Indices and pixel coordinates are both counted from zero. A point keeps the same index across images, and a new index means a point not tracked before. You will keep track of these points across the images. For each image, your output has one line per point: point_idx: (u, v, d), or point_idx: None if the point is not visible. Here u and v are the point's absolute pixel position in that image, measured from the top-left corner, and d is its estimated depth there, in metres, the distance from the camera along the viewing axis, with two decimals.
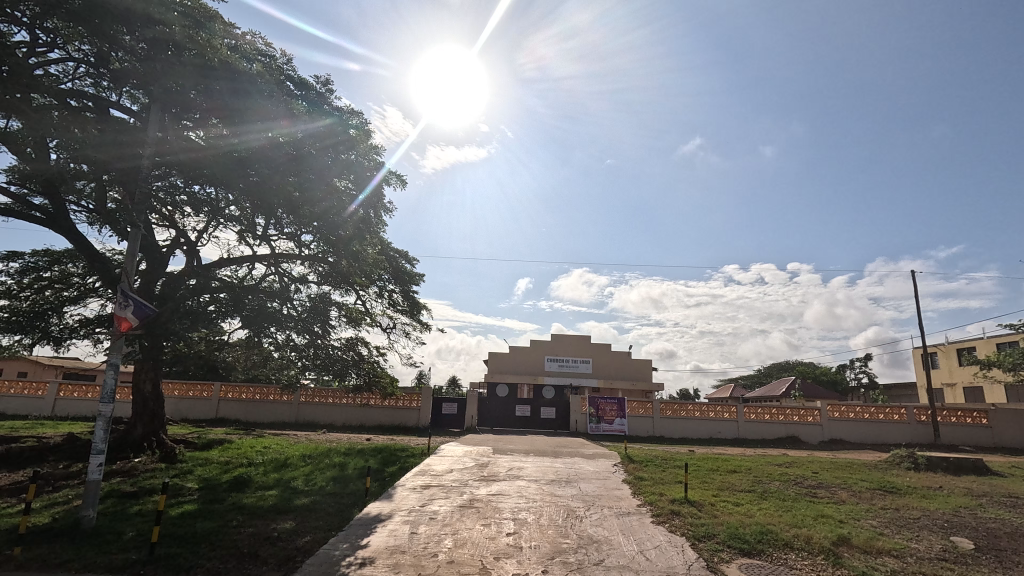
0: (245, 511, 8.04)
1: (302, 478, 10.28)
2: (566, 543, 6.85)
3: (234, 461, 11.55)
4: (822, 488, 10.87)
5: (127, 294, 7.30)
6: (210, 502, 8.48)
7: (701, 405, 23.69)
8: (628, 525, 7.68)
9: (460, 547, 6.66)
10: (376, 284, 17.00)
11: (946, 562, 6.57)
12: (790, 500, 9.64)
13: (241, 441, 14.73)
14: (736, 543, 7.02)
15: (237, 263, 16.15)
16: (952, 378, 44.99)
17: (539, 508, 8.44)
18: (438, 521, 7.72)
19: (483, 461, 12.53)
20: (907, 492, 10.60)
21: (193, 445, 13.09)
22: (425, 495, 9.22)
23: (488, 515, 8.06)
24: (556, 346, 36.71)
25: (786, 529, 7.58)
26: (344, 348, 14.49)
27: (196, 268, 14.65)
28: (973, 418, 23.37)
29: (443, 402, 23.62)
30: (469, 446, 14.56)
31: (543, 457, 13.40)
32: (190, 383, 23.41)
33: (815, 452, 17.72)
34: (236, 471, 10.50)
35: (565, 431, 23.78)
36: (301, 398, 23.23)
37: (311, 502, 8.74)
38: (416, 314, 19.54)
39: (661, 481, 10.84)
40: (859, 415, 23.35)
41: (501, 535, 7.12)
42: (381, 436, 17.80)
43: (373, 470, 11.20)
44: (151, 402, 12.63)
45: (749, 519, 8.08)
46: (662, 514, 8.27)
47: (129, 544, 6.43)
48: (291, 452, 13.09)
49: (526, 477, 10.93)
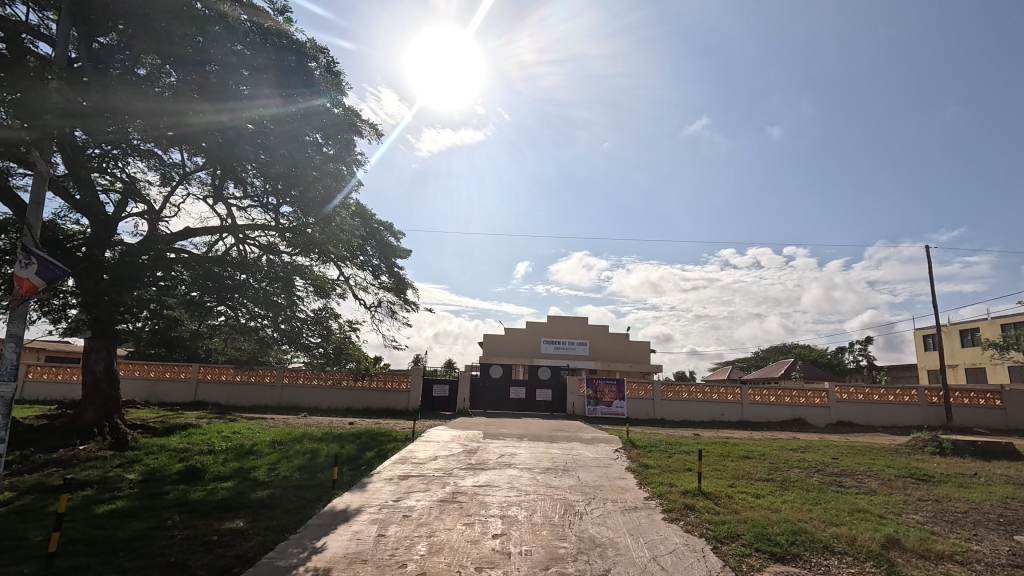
0: (187, 507, 6.79)
1: (265, 468, 9.08)
2: (564, 548, 5.67)
3: (193, 448, 10.37)
4: (848, 476, 9.80)
5: (30, 250, 6.01)
6: (149, 497, 7.25)
7: (703, 387, 22.67)
8: (636, 523, 6.51)
9: (435, 554, 5.48)
10: (357, 257, 15.73)
11: (1021, 569, 5.44)
12: (816, 491, 8.51)
13: (209, 425, 13.53)
14: (766, 546, 5.87)
15: (206, 233, 14.88)
16: (953, 360, 44.30)
17: (532, 503, 7.27)
18: (413, 520, 6.53)
19: (472, 447, 11.37)
20: (942, 480, 9.56)
21: (153, 430, 11.89)
22: (401, 486, 8.03)
23: (471, 512, 6.89)
24: (554, 328, 35.63)
25: (822, 528, 6.44)
26: (318, 323, 13.36)
27: (154, 237, 13.42)
28: (986, 400, 22.44)
29: (434, 384, 22.49)
30: (458, 430, 13.43)
31: (538, 442, 12.26)
32: (167, 364, 22.20)
33: (828, 435, 16.70)
34: (191, 460, 9.38)
35: (562, 414, 22.77)
36: (284, 379, 22.09)
37: (268, 494, 7.51)
38: (403, 291, 18.36)
39: (669, 469, 9.75)
40: (868, 397, 22.41)
41: (486, 538, 5.94)
42: (365, 420, 16.64)
43: (348, 459, 9.98)
44: (103, 383, 11.42)
45: (776, 515, 6.94)
46: (675, 510, 7.10)
47: (26, 554, 5.20)
48: (261, 438, 11.90)
49: (519, 464, 9.76)
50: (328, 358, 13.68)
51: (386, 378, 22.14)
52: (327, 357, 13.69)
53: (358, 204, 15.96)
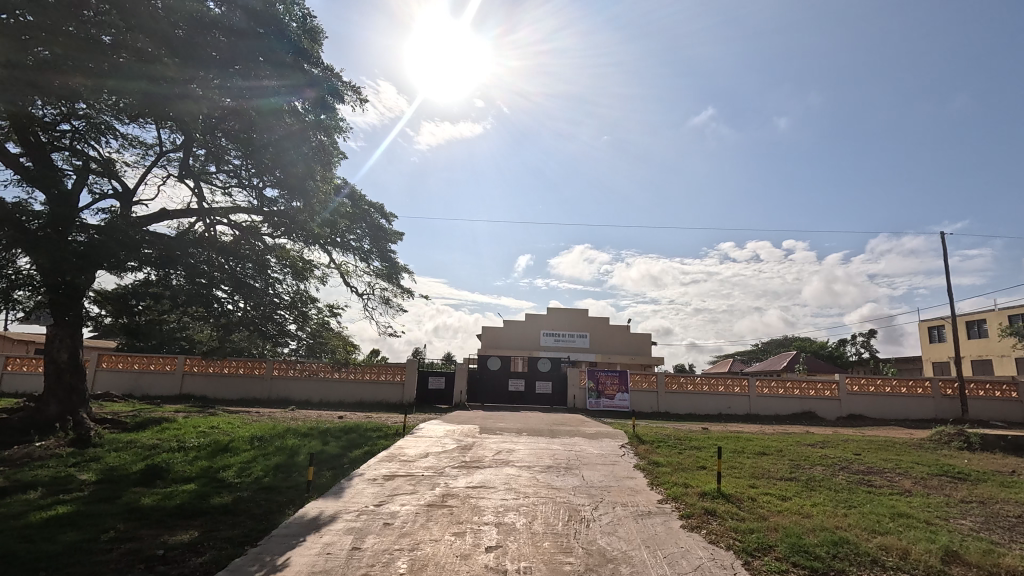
0: (136, 514, 5.94)
1: (236, 467, 8.23)
2: (570, 565, 4.82)
3: (161, 445, 9.49)
4: (877, 474, 8.97)
5: None
6: (96, 501, 6.39)
7: (709, 379, 21.85)
8: (652, 533, 5.68)
9: (418, 572, 4.62)
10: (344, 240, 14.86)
11: None
12: (846, 492, 7.68)
13: (185, 419, 12.68)
14: (805, 560, 5.02)
15: (180, 216, 13.93)
16: (959, 352, 43.44)
17: (532, 508, 6.41)
18: (395, 529, 5.66)
19: (467, 443, 10.51)
20: (981, 478, 8.73)
21: (123, 425, 11.00)
22: (385, 489, 7.17)
23: (463, 519, 6.03)
24: (554, 319, 34.80)
25: (865, 537, 5.60)
26: (298, 308, 12.48)
27: (123, 217, 12.56)
28: (1002, 392, 21.66)
29: (429, 376, 21.67)
30: (452, 424, 12.58)
31: (539, 438, 11.41)
32: (151, 356, 21.32)
33: (841, 429, 15.92)
34: (156, 458, 8.53)
35: (563, 407, 21.94)
36: (274, 372, 21.23)
37: (233, 500, 6.63)
38: (395, 278, 17.52)
39: (682, 468, 8.91)
40: (880, 389, 21.61)
41: (478, 551, 5.10)
42: (356, 413, 15.96)
43: (330, 458, 9.14)
44: (67, 374, 10.50)
45: (810, 522, 6.10)
46: (695, 516, 6.27)
47: None
48: (239, 434, 11.02)
49: (518, 462, 8.90)
50: (308, 346, 12.83)
51: (379, 370, 21.35)
52: (308, 345, 12.80)
53: (346, 184, 15.11)
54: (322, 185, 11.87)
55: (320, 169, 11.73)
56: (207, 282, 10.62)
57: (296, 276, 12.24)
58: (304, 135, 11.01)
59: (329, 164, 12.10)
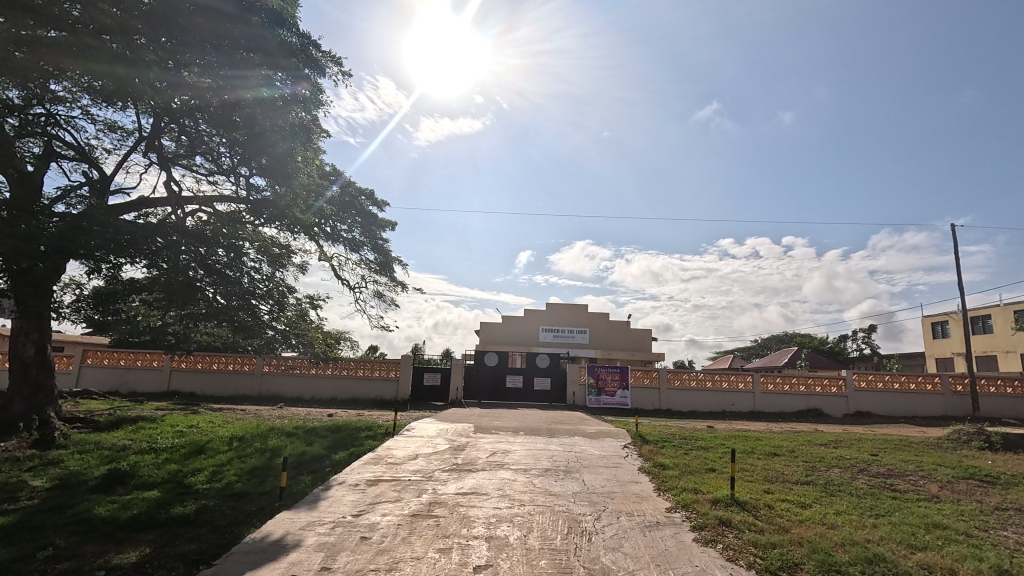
0: (82, 529, 5.30)
1: (208, 471, 7.59)
2: None
3: (132, 447, 8.86)
4: (899, 477, 8.36)
5: None
6: (43, 511, 5.75)
7: (712, 375, 21.23)
8: (662, 549, 5.05)
9: None
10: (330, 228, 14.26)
11: None
12: (870, 499, 7.05)
13: (165, 418, 12.04)
14: None
15: (159, 204, 13.24)
16: (963, 348, 42.89)
17: (527, 519, 5.77)
18: (371, 546, 5.00)
19: (459, 444, 9.86)
20: (1012, 482, 8.12)
21: (95, 425, 10.35)
22: (367, 497, 6.53)
23: (450, 532, 5.37)
24: (553, 315, 34.20)
25: (902, 553, 4.98)
26: (273, 298, 11.74)
27: (97, 204, 11.90)
28: (1014, 388, 21.07)
29: (424, 373, 21.01)
30: (446, 423, 11.96)
31: (537, 437, 10.77)
32: (138, 351, 20.69)
33: (851, 428, 15.34)
34: (123, 462, 7.91)
35: (562, 404, 21.31)
36: (264, 368, 20.60)
37: (195, 511, 5.98)
38: (387, 270, 16.90)
39: (690, 471, 8.28)
40: (888, 385, 21.01)
41: (465, 572, 4.45)
42: (347, 411, 15.40)
43: (311, 461, 8.51)
44: (33, 370, 9.85)
45: (837, 535, 5.47)
46: (708, 527, 5.63)
47: None
48: (218, 434, 10.34)
49: (513, 465, 8.27)
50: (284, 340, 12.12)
51: (374, 366, 20.72)
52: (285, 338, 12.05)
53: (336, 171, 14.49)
54: (304, 169, 11.18)
55: (303, 150, 11.02)
56: (183, 272, 9.82)
57: (273, 264, 11.52)
58: (288, 113, 10.23)
59: (310, 144, 11.35)
